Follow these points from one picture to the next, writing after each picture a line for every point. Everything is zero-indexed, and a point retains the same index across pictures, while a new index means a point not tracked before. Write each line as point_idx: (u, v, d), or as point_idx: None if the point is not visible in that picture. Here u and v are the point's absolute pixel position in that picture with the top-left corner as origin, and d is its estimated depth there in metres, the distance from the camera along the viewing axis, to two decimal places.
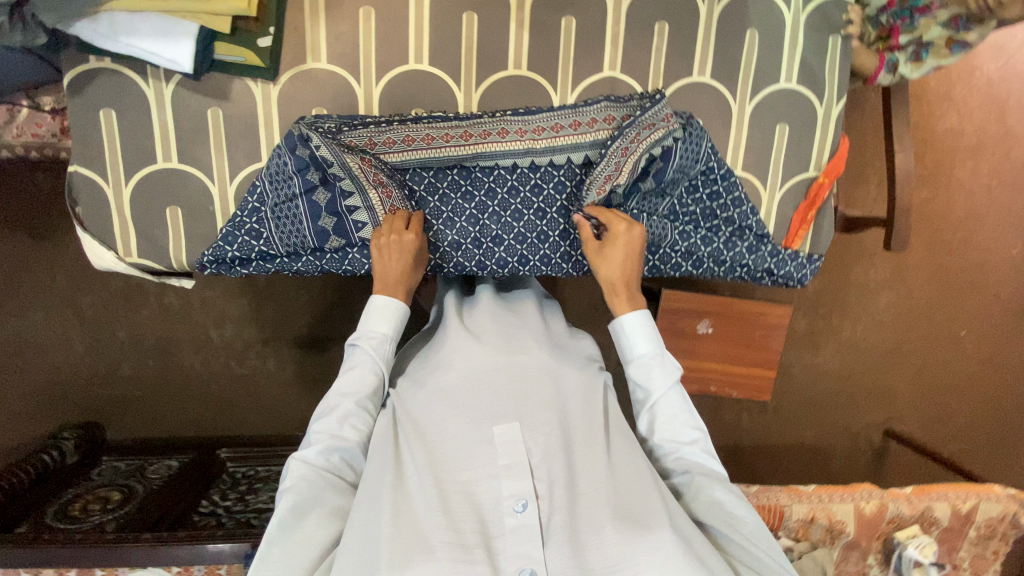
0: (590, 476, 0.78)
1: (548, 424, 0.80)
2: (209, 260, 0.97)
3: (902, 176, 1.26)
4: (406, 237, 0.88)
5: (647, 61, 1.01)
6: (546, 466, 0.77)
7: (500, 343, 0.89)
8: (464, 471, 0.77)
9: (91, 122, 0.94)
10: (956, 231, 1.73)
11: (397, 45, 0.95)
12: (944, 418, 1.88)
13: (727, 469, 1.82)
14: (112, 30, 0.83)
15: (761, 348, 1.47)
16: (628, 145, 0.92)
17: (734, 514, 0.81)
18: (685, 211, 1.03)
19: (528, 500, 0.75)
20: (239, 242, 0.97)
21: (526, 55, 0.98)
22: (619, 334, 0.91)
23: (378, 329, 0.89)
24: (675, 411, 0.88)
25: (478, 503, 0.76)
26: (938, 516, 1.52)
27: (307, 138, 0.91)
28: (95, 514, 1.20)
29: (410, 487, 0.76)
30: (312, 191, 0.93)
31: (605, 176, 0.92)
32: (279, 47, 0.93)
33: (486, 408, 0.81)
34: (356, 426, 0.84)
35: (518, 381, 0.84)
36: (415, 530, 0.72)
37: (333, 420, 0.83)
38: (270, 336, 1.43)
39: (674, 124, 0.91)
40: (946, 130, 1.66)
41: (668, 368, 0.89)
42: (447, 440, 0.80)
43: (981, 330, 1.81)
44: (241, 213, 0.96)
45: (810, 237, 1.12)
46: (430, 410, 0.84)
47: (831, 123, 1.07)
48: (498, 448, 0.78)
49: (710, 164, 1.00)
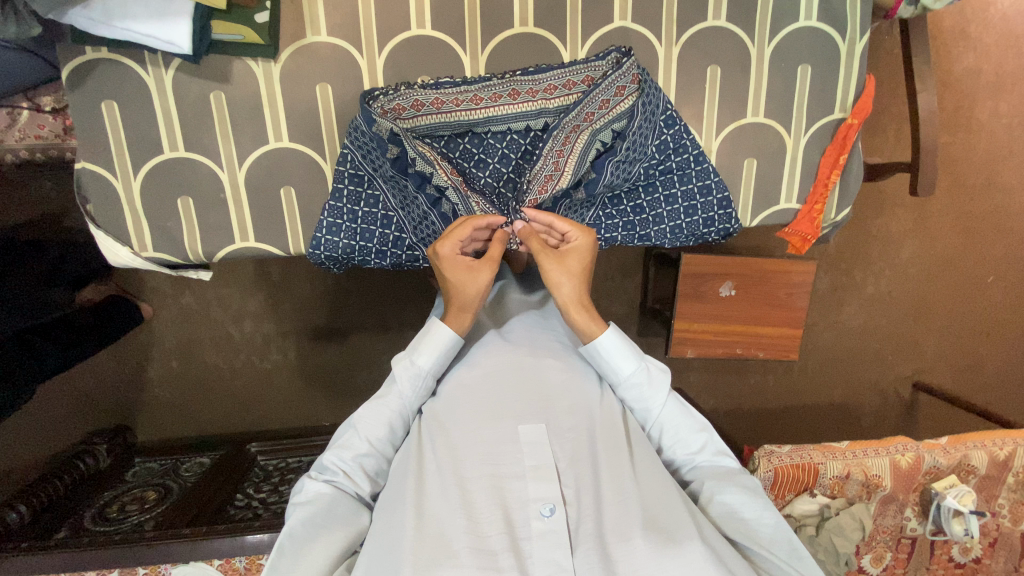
0: (615, 481, 0.75)
1: (574, 429, 0.79)
2: (328, 261, 0.97)
3: (927, 117, 1.20)
4: (452, 260, 0.82)
5: (658, 9, 0.96)
6: (573, 472, 0.76)
7: (523, 343, 0.88)
8: (489, 470, 0.74)
9: (93, 116, 0.92)
10: (979, 175, 1.67)
11: (397, 12, 0.92)
12: (974, 367, 1.84)
13: (755, 432, 1.80)
14: (107, 15, 0.81)
15: (787, 306, 1.44)
16: (561, 148, 0.88)
17: (751, 519, 0.79)
18: (611, 223, 0.97)
19: (555, 504, 0.72)
20: (375, 254, 0.96)
21: (532, 12, 0.94)
22: (598, 358, 0.85)
23: (423, 363, 0.82)
24: (677, 422, 0.86)
25: (504, 503, 0.72)
26: (975, 465, 1.49)
27: (394, 141, 0.86)
28: (133, 514, 1.23)
29: (432, 483, 0.74)
30: (439, 204, 0.89)
31: (545, 176, 0.88)
32: (277, 22, 0.90)
33: (507, 411, 0.79)
34: (367, 471, 0.81)
35: (541, 383, 0.83)
36: (438, 532, 0.69)
37: (348, 456, 0.79)
38: (290, 328, 1.42)
39: (627, 101, 0.89)
40: (965, 70, 1.58)
41: (656, 376, 0.85)
42: (470, 439, 0.77)
43: (1008, 276, 1.76)
44: (369, 229, 0.94)
45: (837, 190, 1.08)
46: (454, 406, 0.82)
47: (855, 61, 1.02)
48: (524, 450, 0.76)
49: (651, 175, 0.96)
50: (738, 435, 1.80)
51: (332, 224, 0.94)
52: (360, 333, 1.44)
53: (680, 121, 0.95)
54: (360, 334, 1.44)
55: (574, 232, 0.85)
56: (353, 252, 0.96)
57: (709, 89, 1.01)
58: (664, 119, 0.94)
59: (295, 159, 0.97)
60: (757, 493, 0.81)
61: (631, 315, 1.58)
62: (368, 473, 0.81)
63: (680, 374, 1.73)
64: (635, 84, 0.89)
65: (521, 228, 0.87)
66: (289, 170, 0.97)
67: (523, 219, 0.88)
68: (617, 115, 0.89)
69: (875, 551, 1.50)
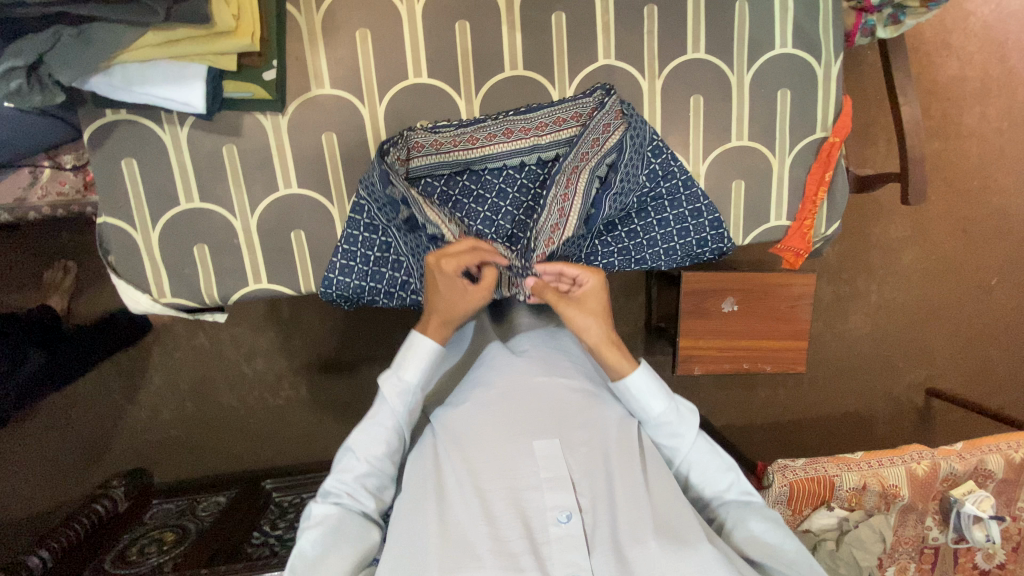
0: (630, 492, 0.77)
1: (586, 441, 0.82)
2: (339, 299, 1.00)
3: (911, 129, 1.24)
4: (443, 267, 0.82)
5: (640, 44, 1.02)
6: (588, 481, 0.79)
7: (537, 359, 0.90)
8: (507, 482, 0.77)
9: (114, 172, 0.97)
10: (973, 178, 1.70)
11: (396, 62, 0.98)
12: (985, 369, 1.84)
13: (770, 446, 1.80)
14: (126, 81, 0.86)
15: (790, 319, 1.46)
16: (564, 192, 0.89)
17: (770, 544, 0.82)
18: (607, 249, 1.01)
19: (572, 512, 0.75)
20: (384, 292, 1.00)
21: (521, 55, 1.00)
22: (629, 398, 0.87)
23: (409, 379, 0.85)
24: (706, 461, 0.88)
25: (523, 512, 0.75)
26: (992, 469, 1.49)
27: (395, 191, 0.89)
28: (152, 556, 1.23)
29: (453, 490, 0.77)
30: None
31: (552, 226, 0.88)
32: (283, 78, 0.95)
33: (523, 426, 0.81)
34: (369, 487, 0.83)
35: (556, 399, 0.84)
36: (462, 537, 0.73)
37: (349, 477, 0.82)
38: (302, 364, 1.46)
39: (616, 137, 0.93)
40: (949, 79, 1.63)
41: (685, 415, 0.87)
42: (488, 455, 0.79)
43: (1012, 276, 1.78)
44: (379, 268, 0.98)
45: (825, 204, 1.11)
46: (471, 422, 0.82)
47: (832, 82, 1.07)
48: (540, 462, 0.78)
49: (644, 202, 1.00)
50: (754, 451, 1.79)
51: (345, 266, 0.99)
52: (371, 364, 1.47)
53: (667, 150, 1.00)
54: (372, 365, 1.47)
55: (585, 275, 0.85)
56: (364, 292, 1.00)
57: (694, 117, 1.06)
58: (651, 150, 0.99)
59: (303, 204, 1.02)
60: (780, 523, 0.84)
61: (636, 334, 1.61)
62: (372, 490, 0.83)
63: (690, 392, 1.74)
64: (619, 120, 0.95)
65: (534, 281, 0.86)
66: (298, 214, 1.02)
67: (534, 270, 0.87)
68: (608, 150, 0.92)
69: (898, 563, 1.48)
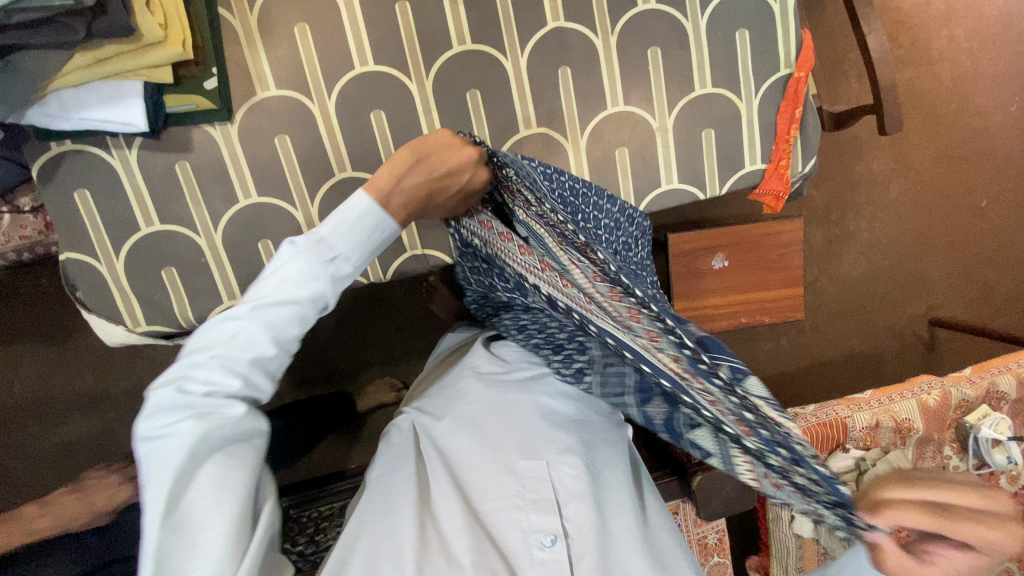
0: (619, 520, 0.76)
1: (575, 464, 0.78)
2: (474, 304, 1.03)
3: (880, 55, 1.20)
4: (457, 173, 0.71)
5: (588, 4, 0.99)
6: (575, 505, 0.75)
7: (526, 376, 0.88)
8: (492, 503, 0.74)
9: (68, 205, 0.94)
10: (950, 102, 1.67)
11: (339, 54, 0.94)
12: (987, 292, 1.82)
13: (782, 398, 1.77)
14: (63, 108, 0.84)
15: (783, 266, 1.44)
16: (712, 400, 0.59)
17: None
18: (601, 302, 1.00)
19: (556, 536, 0.72)
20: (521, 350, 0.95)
21: (468, 30, 0.97)
22: None
23: (330, 238, 0.63)
24: None
25: (505, 535, 0.72)
26: (1005, 390, 1.47)
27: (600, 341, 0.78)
28: None
29: (434, 509, 0.74)
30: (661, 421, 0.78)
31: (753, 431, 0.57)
32: (225, 86, 0.92)
33: (511, 445, 0.79)
34: (268, 369, 0.62)
35: (543, 424, 0.82)
36: (442, 548, 0.69)
37: (246, 356, 0.59)
38: (299, 380, 1.41)
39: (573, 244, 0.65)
40: (914, 4, 1.59)
41: None
42: (474, 472, 0.76)
43: (1001, 197, 1.77)
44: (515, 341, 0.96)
45: (799, 142, 1.10)
46: (457, 438, 0.80)
47: (790, 16, 1.04)
48: (525, 483, 0.75)
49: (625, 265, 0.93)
50: None
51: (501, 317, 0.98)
52: (372, 369, 1.45)
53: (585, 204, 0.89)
54: (373, 369, 1.45)
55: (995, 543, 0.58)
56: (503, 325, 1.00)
57: (653, 70, 1.03)
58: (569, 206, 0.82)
59: (268, 211, 0.99)
60: None
61: None
62: (270, 373, 0.63)
63: None
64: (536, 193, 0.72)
65: (886, 541, 0.61)
66: (263, 223, 1.00)
67: (885, 529, 0.59)
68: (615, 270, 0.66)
69: None
